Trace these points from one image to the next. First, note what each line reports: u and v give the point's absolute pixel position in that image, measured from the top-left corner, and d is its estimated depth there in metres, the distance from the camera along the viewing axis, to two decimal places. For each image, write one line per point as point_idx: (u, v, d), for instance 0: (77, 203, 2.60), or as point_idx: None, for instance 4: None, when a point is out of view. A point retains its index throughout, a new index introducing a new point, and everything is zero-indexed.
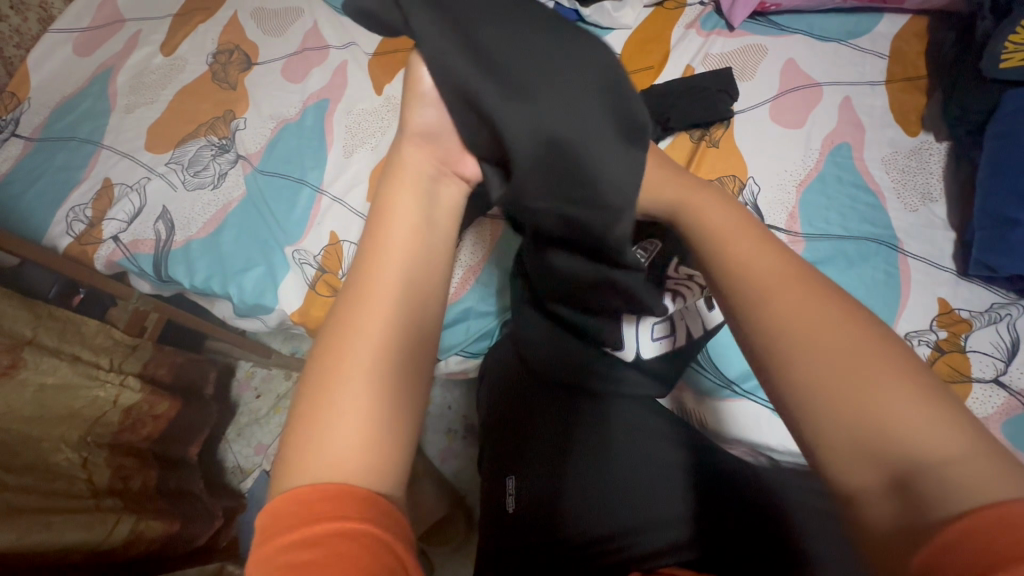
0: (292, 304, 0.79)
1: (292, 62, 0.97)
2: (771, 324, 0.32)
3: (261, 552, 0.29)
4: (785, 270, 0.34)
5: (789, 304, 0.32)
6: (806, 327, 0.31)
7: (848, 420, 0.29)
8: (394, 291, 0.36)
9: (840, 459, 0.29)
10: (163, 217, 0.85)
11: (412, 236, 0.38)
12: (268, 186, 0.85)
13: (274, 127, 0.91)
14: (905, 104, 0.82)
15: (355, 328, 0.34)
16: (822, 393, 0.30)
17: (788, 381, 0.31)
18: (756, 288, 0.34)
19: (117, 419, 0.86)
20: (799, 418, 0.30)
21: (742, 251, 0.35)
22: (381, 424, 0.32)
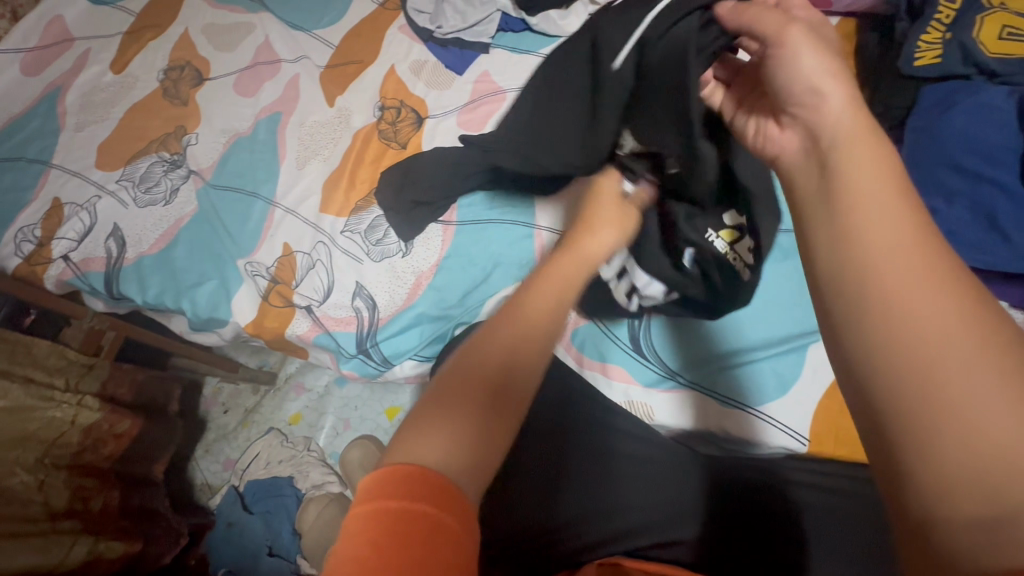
0: (246, 315, 0.79)
1: (244, 77, 0.98)
2: (887, 334, 0.30)
3: (362, 509, 0.31)
4: (912, 258, 0.31)
5: (925, 306, 0.30)
6: (924, 330, 0.29)
7: (957, 440, 0.27)
8: (537, 344, 0.43)
9: (929, 484, 0.27)
10: (114, 234, 0.85)
11: (556, 300, 0.48)
12: (220, 200, 0.86)
13: (226, 141, 0.92)
14: None
15: (491, 360, 0.40)
16: (928, 400, 0.28)
17: (893, 380, 0.30)
18: (885, 303, 0.31)
19: (76, 439, 0.85)
20: (907, 436, 0.28)
21: (863, 243, 0.33)
22: (487, 431, 0.36)
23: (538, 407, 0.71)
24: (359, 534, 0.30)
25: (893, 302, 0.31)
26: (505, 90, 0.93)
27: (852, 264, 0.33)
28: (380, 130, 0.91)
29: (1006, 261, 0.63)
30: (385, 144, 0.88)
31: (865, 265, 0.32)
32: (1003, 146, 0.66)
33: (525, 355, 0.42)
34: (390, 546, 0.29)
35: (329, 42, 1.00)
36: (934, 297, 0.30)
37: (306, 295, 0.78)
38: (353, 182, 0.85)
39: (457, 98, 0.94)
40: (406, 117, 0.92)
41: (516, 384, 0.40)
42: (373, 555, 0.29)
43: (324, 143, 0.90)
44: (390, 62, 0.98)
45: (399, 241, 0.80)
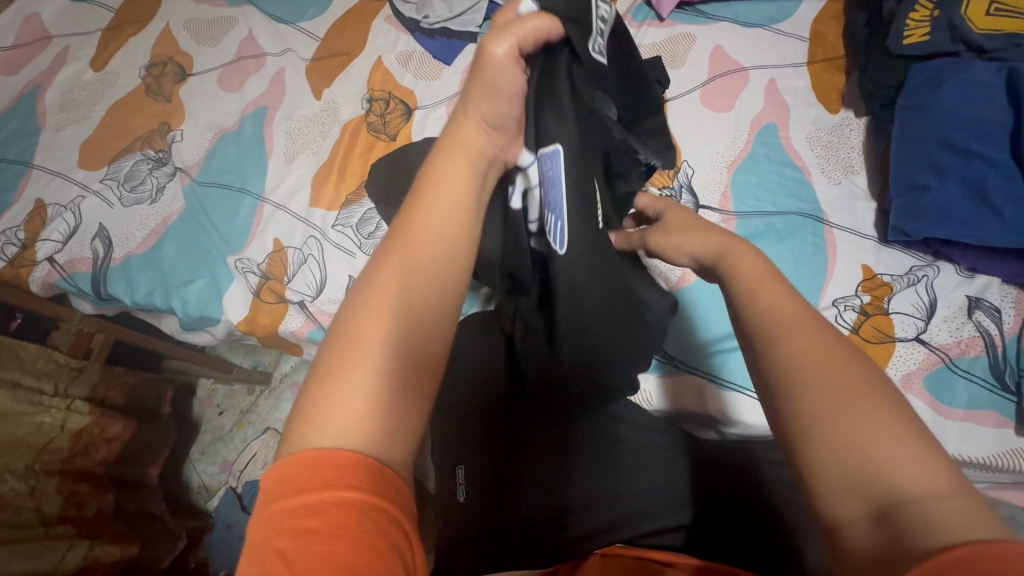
0: (238, 313, 0.78)
1: (227, 72, 0.96)
2: (782, 363, 0.32)
3: (266, 512, 0.28)
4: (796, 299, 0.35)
5: (805, 345, 0.32)
6: (802, 365, 0.31)
7: (833, 453, 0.28)
8: (443, 289, 0.36)
9: (825, 490, 0.28)
10: (100, 234, 0.83)
11: (451, 223, 0.37)
12: (208, 197, 0.84)
13: (212, 137, 0.90)
14: (826, 83, 0.85)
15: (409, 313, 0.34)
16: (812, 423, 0.29)
17: (794, 404, 0.30)
18: (772, 327, 0.33)
19: (67, 445, 0.83)
20: (799, 432, 0.30)
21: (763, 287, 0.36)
22: (393, 376, 0.32)
23: (521, 405, 0.69)
24: (268, 526, 0.28)
25: (771, 347, 0.33)
26: None
27: (763, 311, 0.35)
28: (369, 122, 0.90)
29: (999, 236, 0.63)
30: (375, 137, 0.87)
31: (754, 308, 0.35)
32: (993, 121, 0.66)
33: (434, 303, 0.35)
34: (299, 542, 0.27)
35: (313, 34, 0.99)
36: (808, 331, 0.33)
37: (298, 290, 0.77)
38: (343, 176, 0.84)
39: (446, 88, 0.93)
40: (395, 109, 0.91)
41: (426, 341, 0.34)
42: (283, 561, 0.26)
43: (312, 137, 0.89)
44: (377, 53, 0.96)
45: None
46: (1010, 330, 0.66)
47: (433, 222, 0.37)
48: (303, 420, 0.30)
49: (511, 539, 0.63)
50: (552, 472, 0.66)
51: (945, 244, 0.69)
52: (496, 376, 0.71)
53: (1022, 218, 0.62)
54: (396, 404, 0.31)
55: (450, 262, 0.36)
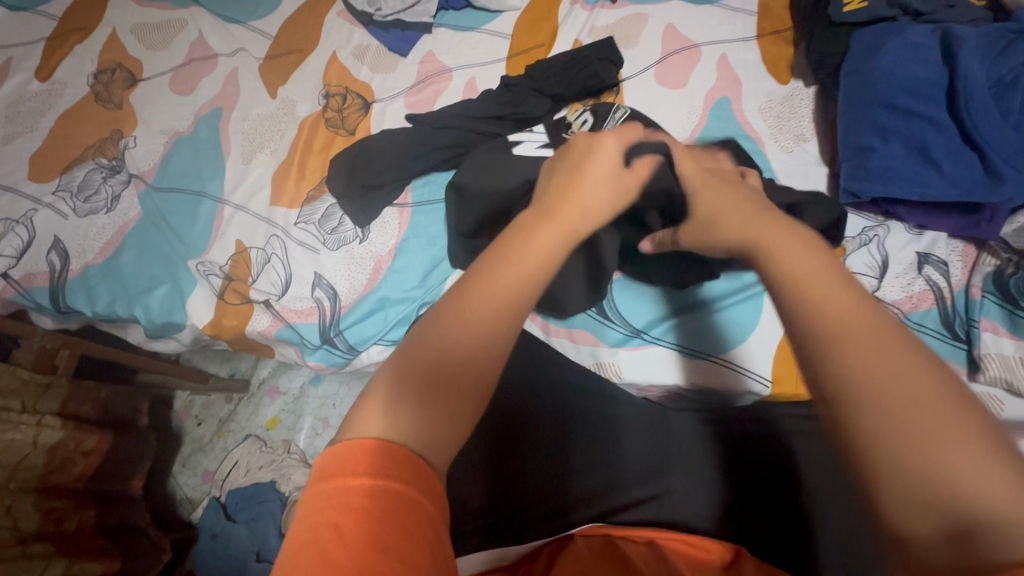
0: (203, 317, 0.77)
1: (179, 75, 0.94)
2: (848, 375, 0.29)
3: (319, 487, 0.30)
4: (839, 297, 0.32)
5: (868, 354, 0.29)
6: (873, 369, 0.29)
7: (900, 472, 0.26)
8: (488, 351, 0.35)
9: (886, 506, 0.26)
10: (56, 246, 0.81)
11: (534, 269, 0.38)
12: (165, 202, 0.83)
13: (167, 141, 0.88)
14: (776, 56, 0.88)
15: (444, 353, 0.34)
16: (872, 440, 0.27)
17: (845, 421, 0.28)
18: (827, 336, 0.31)
19: (42, 461, 0.82)
20: (849, 437, 0.28)
21: (813, 285, 0.33)
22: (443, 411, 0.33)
23: (540, 393, 0.69)
24: (320, 505, 0.29)
25: (837, 347, 0.30)
26: (452, 68, 0.93)
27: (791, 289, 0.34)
28: (327, 118, 0.89)
29: (942, 189, 0.65)
30: (333, 131, 0.87)
31: (797, 299, 0.33)
32: (929, 81, 0.68)
33: (484, 345, 0.35)
34: (354, 520, 0.28)
35: (266, 32, 0.98)
36: (856, 346, 0.30)
37: (264, 290, 0.77)
38: (303, 172, 0.84)
39: (403, 80, 0.93)
40: (352, 103, 0.91)
41: (469, 379, 0.34)
42: (335, 532, 0.28)
43: (270, 136, 0.88)
44: (331, 49, 0.96)
45: (355, 228, 0.79)
46: (958, 283, 0.69)
47: (511, 273, 0.38)
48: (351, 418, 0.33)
49: (514, 519, 0.63)
50: (568, 455, 0.66)
51: (893, 204, 0.70)
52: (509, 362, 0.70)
53: (961, 171, 0.65)
54: (439, 422, 0.33)
55: (504, 322, 0.36)
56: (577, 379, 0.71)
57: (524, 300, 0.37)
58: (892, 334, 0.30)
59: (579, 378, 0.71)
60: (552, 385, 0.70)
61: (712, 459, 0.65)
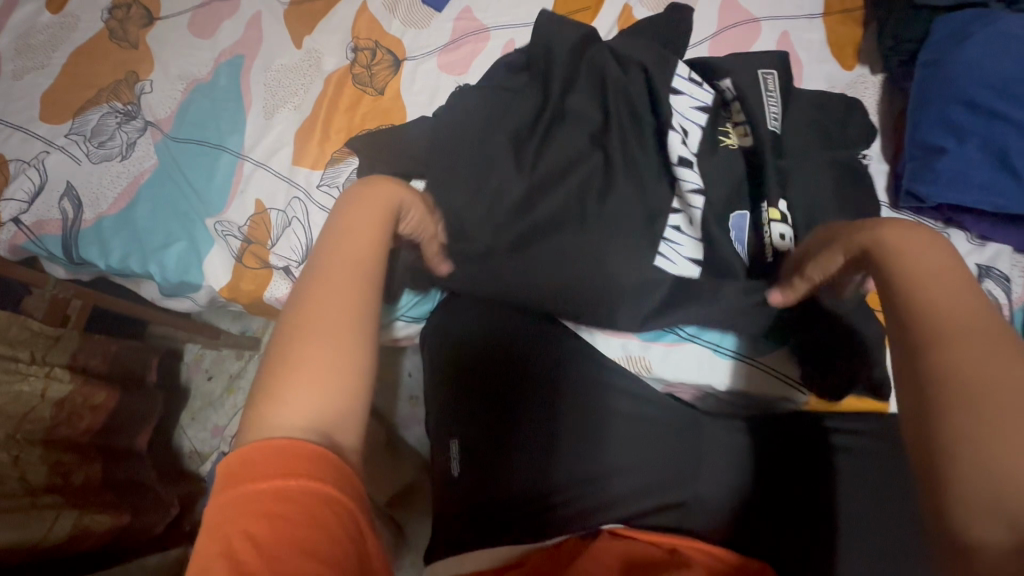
0: (219, 279, 0.73)
1: (199, 16, 0.88)
2: (946, 366, 0.34)
3: (225, 496, 0.31)
4: (975, 314, 0.36)
5: (974, 355, 0.34)
6: (988, 378, 0.32)
7: (981, 468, 0.30)
8: (356, 326, 0.39)
9: (967, 514, 0.29)
10: (68, 193, 0.78)
11: (348, 253, 0.44)
12: (182, 154, 0.79)
13: (184, 89, 0.83)
14: (842, 37, 0.82)
15: (318, 316, 0.39)
16: (969, 425, 0.31)
17: (956, 417, 0.32)
18: (939, 329, 0.35)
19: (49, 414, 0.82)
20: (947, 451, 0.31)
21: (929, 284, 0.38)
22: (340, 365, 0.37)
23: (526, 369, 0.65)
24: (232, 510, 0.30)
25: (947, 348, 0.34)
26: (490, 28, 0.87)
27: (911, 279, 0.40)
28: (355, 74, 0.84)
29: (1018, 201, 0.62)
30: (361, 89, 0.82)
31: (934, 300, 0.37)
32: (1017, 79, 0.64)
33: (342, 344, 0.38)
34: (263, 528, 0.30)
35: None
36: (938, 267, 0.39)
37: (284, 256, 0.73)
38: (328, 133, 0.79)
39: (436, 38, 0.87)
40: (382, 59, 0.85)
41: (341, 347, 0.38)
42: (248, 543, 0.29)
43: (293, 90, 0.83)
44: None
45: None
46: (1018, 299, 0.65)
47: (339, 253, 0.43)
48: (274, 384, 0.35)
49: (502, 513, 0.59)
50: (557, 443, 0.62)
51: (958, 211, 0.67)
52: (496, 340, 0.67)
53: None
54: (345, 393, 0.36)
55: (347, 324, 0.39)
56: (569, 374, 0.65)
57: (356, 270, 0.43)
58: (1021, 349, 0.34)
59: (564, 360, 0.66)
60: (548, 375, 0.65)
61: (720, 466, 0.61)
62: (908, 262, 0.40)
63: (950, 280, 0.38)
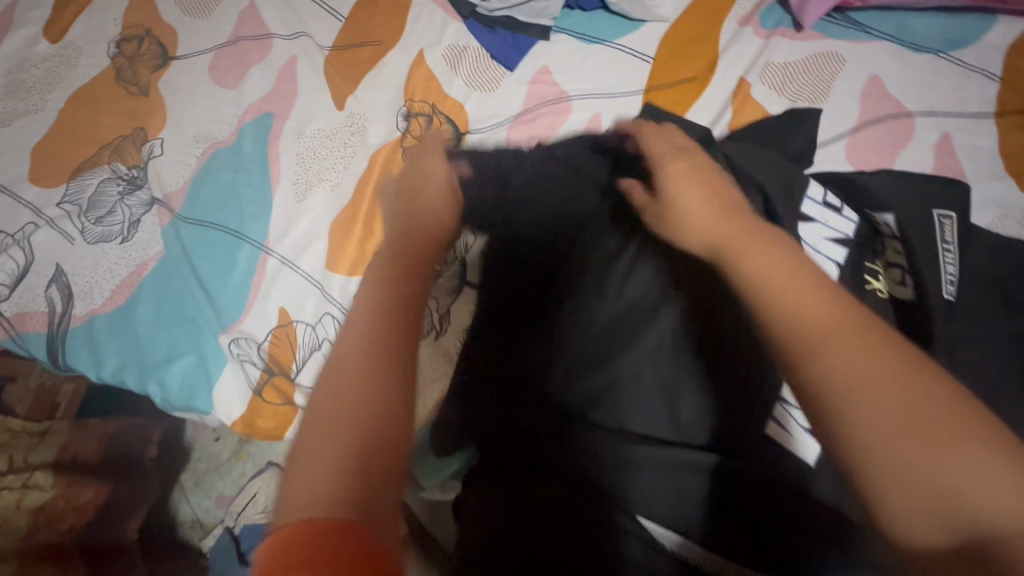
0: (232, 410, 0.61)
1: (222, 57, 0.74)
2: (836, 382, 0.29)
3: None
4: (840, 324, 0.32)
5: (846, 358, 0.30)
6: (857, 378, 0.29)
7: (906, 485, 0.27)
8: (384, 363, 0.35)
9: (896, 541, 0.27)
10: (57, 280, 0.65)
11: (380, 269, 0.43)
12: (194, 241, 0.65)
13: (201, 154, 0.69)
14: (1017, 147, 0.65)
15: (340, 365, 0.36)
16: (862, 458, 0.28)
17: (858, 435, 0.28)
18: (807, 342, 0.31)
19: (25, 524, 0.72)
20: (862, 474, 0.28)
21: (785, 292, 0.33)
22: (367, 410, 0.34)
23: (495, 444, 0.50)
24: None
25: (822, 355, 0.30)
26: (572, 97, 0.71)
27: (751, 287, 0.35)
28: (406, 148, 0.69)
29: None
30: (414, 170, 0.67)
31: (780, 314, 0.33)
32: None
33: (363, 376, 0.35)
34: None
35: (337, 12, 0.76)
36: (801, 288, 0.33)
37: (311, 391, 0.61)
38: (370, 228, 0.65)
39: (506, 105, 0.72)
40: (439, 129, 0.70)
41: (358, 376, 0.35)
42: None
43: (331, 163, 0.68)
44: (418, 46, 0.74)
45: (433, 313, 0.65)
46: None
47: (360, 299, 0.40)
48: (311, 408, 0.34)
49: None
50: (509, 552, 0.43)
51: None
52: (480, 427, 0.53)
53: None
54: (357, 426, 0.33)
55: (372, 353, 0.36)
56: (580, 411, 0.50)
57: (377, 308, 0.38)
58: (881, 341, 0.31)
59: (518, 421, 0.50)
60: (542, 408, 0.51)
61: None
62: (755, 270, 0.35)
63: (800, 285, 0.34)
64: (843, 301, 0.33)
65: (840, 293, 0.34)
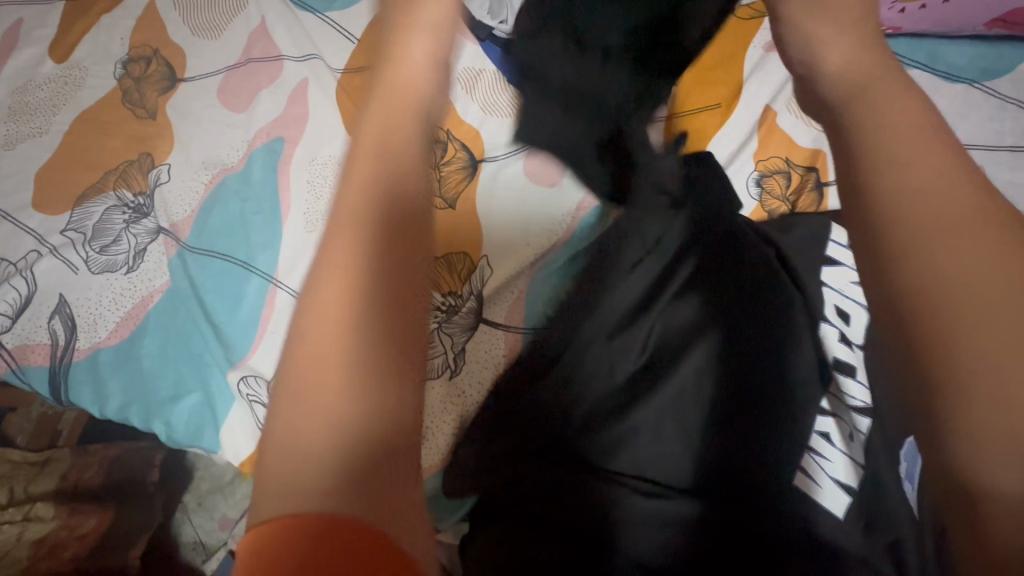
0: (239, 451, 0.59)
1: (232, 79, 0.72)
2: (944, 292, 0.26)
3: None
4: (976, 244, 0.27)
5: (967, 268, 0.27)
6: (985, 304, 0.26)
7: (1018, 463, 0.24)
8: (348, 346, 0.30)
9: (996, 518, 0.25)
10: (60, 311, 0.63)
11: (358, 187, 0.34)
12: (202, 274, 0.63)
13: (208, 179, 0.67)
14: None
15: (303, 369, 0.30)
16: (976, 406, 0.25)
17: (973, 385, 0.25)
18: (919, 249, 0.28)
19: (26, 556, 0.69)
20: (960, 428, 0.25)
21: (913, 170, 0.29)
22: (344, 408, 0.29)
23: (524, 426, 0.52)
24: None
25: (942, 266, 0.27)
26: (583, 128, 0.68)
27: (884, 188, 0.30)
28: None
29: None
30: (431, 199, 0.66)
31: (902, 207, 0.29)
32: None
33: (339, 358, 0.30)
34: None
35: (350, 33, 0.74)
36: (962, 196, 0.29)
37: None
38: None
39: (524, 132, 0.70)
40: (455, 158, 0.69)
41: (330, 376, 0.29)
42: None
43: None
44: None
45: (447, 351, 0.62)
46: None
47: (342, 242, 0.32)
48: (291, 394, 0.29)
49: None
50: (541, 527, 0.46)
51: None
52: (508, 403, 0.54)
53: None
54: (363, 411, 0.29)
55: (352, 333, 0.30)
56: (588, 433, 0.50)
57: (355, 274, 0.31)
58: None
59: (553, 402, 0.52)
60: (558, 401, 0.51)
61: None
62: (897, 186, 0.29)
63: (933, 173, 0.29)
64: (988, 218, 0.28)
65: (980, 188, 0.29)
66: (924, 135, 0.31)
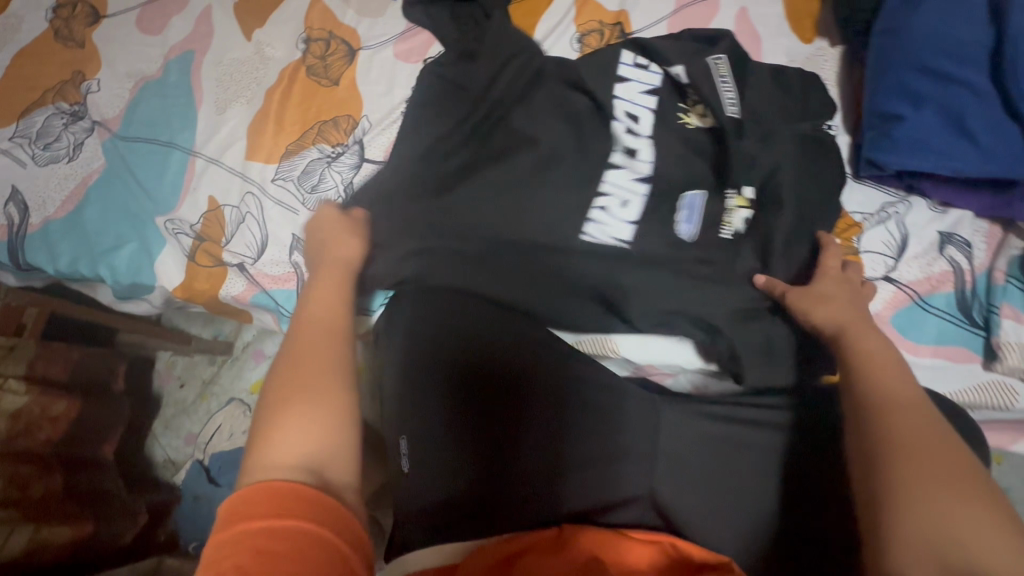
0: (172, 279, 0.73)
1: (147, 12, 0.86)
2: (903, 437, 0.48)
3: (227, 532, 0.37)
4: (920, 421, 0.49)
5: (908, 426, 0.49)
6: (912, 448, 0.47)
7: (920, 518, 0.44)
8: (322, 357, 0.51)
9: (900, 552, 0.43)
10: (13, 198, 0.76)
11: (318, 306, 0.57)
12: (132, 153, 0.77)
13: (132, 86, 0.81)
14: (800, 9, 0.80)
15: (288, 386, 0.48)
16: (898, 496, 0.46)
17: (886, 477, 0.47)
18: (878, 409, 0.51)
19: (4, 427, 0.80)
20: (890, 506, 0.45)
21: (889, 372, 0.54)
22: (314, 419, 0.46)
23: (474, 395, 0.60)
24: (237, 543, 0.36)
25: (888, 422, 0.50)
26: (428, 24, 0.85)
27: (866, 378, 0.53)
28: (308, 65, 0.82)
29: (975, 165, 0.61)
30: (318, 81, 0.80)
31: (879, 384, 0.52)
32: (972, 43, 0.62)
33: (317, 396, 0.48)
34: (253, 560, 0.35)
35: None
36: (908, 384, 0.53)
37: (238, 253, 0.72)
38: (282, 124, 0.78)
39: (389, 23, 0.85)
40: (337, 50, 0.83)
41: (304, 395, 0.47)
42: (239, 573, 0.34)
43: (246, 84, 0.81)
44: None
45: (337, 184, 0.74)
46: (980, 266, 0.65)
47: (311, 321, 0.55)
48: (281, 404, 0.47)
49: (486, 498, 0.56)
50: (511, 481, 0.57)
51: (918, 177, 0.66)
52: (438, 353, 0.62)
53: (1000, 145, 0.60)
54: (309, 429, 0.45)
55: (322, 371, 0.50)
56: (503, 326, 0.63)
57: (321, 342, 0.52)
58: (964, 455, 0.47)
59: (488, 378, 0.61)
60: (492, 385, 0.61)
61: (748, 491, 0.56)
62: (878, 388, 0.52)
63: (899, 371, 0.54)
64: (941, 428, 0.49)
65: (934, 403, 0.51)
66: (893, 365, 0.54)
